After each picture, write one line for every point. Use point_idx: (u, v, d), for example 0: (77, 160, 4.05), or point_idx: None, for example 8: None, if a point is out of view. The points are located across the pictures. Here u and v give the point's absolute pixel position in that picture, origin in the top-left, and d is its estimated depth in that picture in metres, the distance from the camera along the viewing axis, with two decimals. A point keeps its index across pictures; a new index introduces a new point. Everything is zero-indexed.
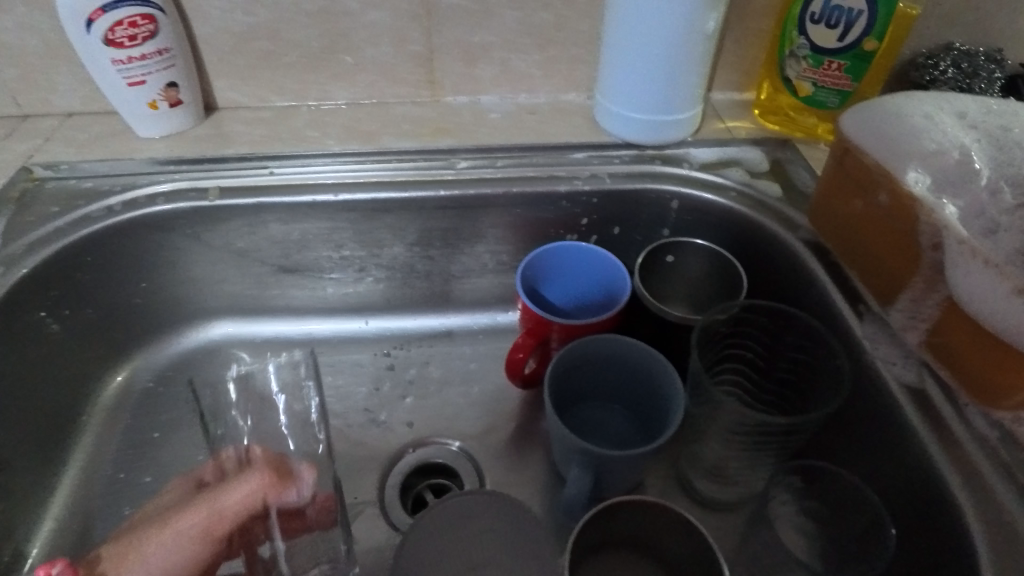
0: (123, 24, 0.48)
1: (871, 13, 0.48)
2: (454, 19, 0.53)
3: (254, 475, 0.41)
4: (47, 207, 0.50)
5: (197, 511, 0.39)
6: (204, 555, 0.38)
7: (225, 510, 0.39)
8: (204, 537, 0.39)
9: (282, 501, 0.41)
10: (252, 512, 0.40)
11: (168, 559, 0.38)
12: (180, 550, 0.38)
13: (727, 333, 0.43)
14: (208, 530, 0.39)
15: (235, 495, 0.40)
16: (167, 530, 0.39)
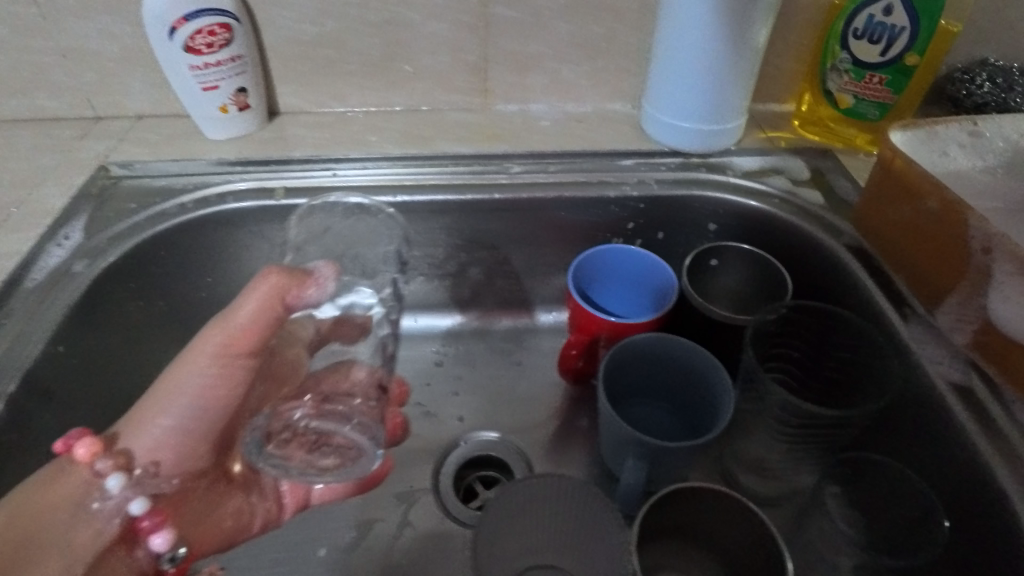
0: (203, 32, 0.50)
1: (912, 29, 0.51)
2: (509, 31, 0.56)
3: (260, 276, 0.41)
4: (125, 203, 0.53)
5: (213, 325, 0.41)
6: (235, 368, 0.42)
7: (240, 320, 0.41)
8: (226, 349, 0.41)
9: (301, 296, 0.42)
10: (271, 314, 0.41)
11: (197, 384, 0.41)
12: (206, 370, 0.41)
13: (777, 332, 0.45)
14: (230, 342, 0.41)
15: (247, 299, 0.41)
16: (189, 355, 0.41)
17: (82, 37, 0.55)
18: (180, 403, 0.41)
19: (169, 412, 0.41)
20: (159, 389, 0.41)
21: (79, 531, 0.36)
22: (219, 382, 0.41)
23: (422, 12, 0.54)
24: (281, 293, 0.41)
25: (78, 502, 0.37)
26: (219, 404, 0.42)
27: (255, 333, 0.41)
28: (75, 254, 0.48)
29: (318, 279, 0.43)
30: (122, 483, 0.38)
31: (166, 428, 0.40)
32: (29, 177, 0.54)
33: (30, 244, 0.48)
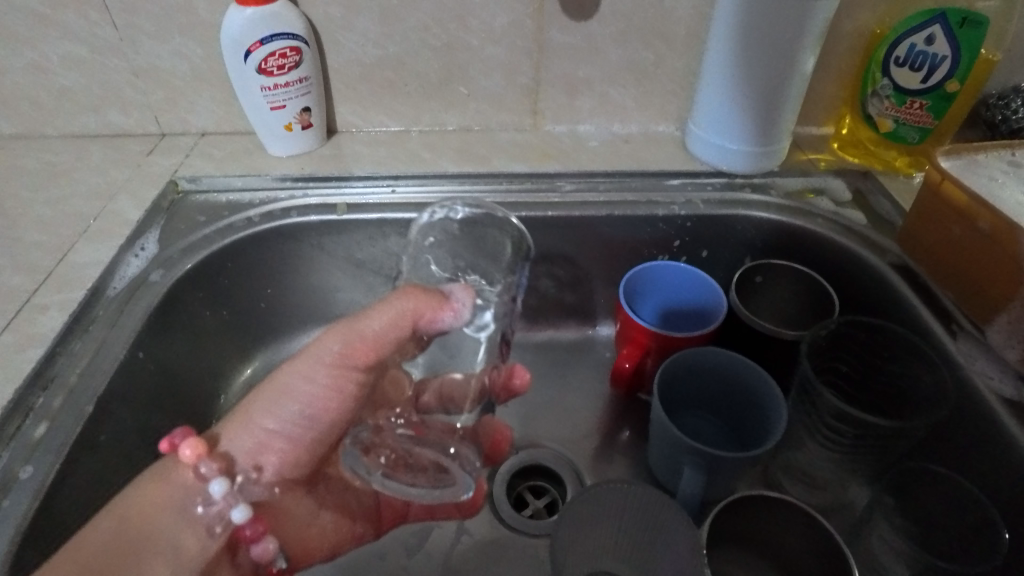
0: (275, 55, 0.53)
1: (954, 57, 0.53)
2: (563, 55, 0.58)
3: (402, 292, 0.37)
4: (195, 216, 0.55)
5: (336, 330, 0.38)
6: (347, 381, 0.39)
7: (369, 332, 0.38)
8: (346, 359, 0.38)
9: (433, 322, 0.38)
10: (402, 332, 0.38)
11: (309, 391, 0.39)
12: (320, 378, 0.39)
13: (827, 347, 0.47)
14: (351, 352, 0.38)
15: (382, 313, 0.37)
16: (307, 359, 0.38)
17: (156, 57, 0.57)
18: (291, 407, 0.39)
19: (284, 416, 0.39)
20: (273, 387, 0.39)
21: (183, 537, 0.36)
22: (332, 393, 0.39)
23: (481, 37, 0.57)
24: (417, 315, 0.37)
25: (181, 505, 0.37)
26: (327, 414, 0.40)
27: (378, 350, 0.38)
28: (150, 263, 0.50)
29: (454, 306, 0.38)
30: (225, 490, 0.37)
31: (276, 432, 0.40)
32: (103, 190, 0.56)
33: (110, 253, 0.50)
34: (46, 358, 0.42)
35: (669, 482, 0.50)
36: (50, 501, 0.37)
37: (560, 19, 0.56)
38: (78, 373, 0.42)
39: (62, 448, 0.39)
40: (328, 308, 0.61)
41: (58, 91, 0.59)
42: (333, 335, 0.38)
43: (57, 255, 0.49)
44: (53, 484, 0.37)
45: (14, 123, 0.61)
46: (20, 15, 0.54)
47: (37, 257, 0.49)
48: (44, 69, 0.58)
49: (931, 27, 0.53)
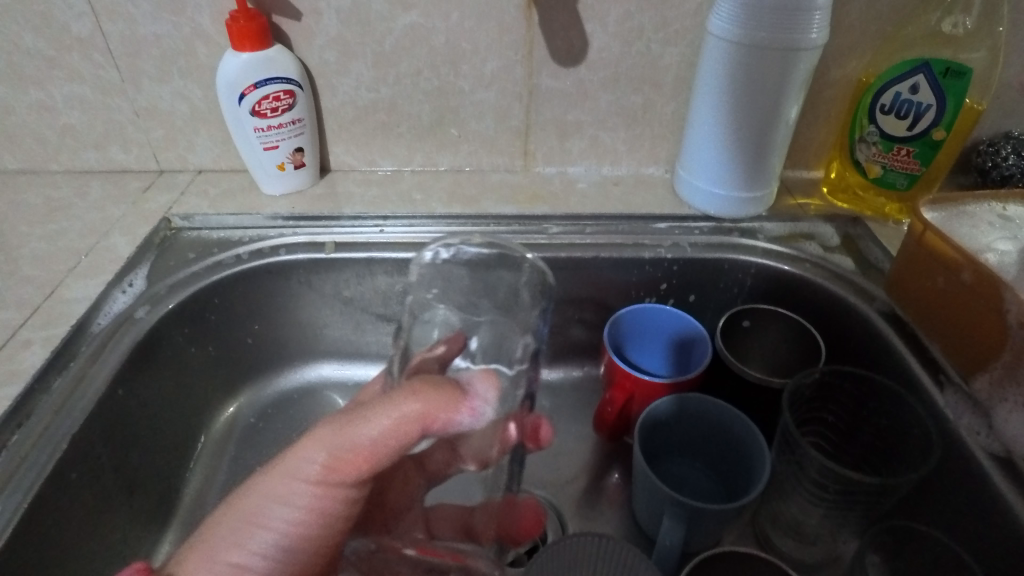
0: (269, 98, 0.55)
1: (939, 106, 0.53)
2: (552, 100, 0.60)
3: (407, 393, 0.32)
4: (186, 253, 0.56)
5: (315, 441, 0.33)
6: (338, 491, 0.33)
7: (364, 440, 0.32)
8: (332, 474, 0.32)
9: (453, 423, 0.32)
10: (407, 439, 0.32)
11: (285, 512, 0.33)
12: (297, 498, 0.33)
13: (812, 396, 0.46)
14: (339, 467, 0.32)
15: (383, 419, 0.32)
16: (282, 476, 0.33)
17: (156, 98, 0.59)
18: (269, 534, 0.33)
19: (256, 546, 0.32)
20: (242, 509, 0.33)
21: None
22: (314, 513, 0.33)
23: (472, 81, 0.58)
24: (427, 418, 0.32)
25: None
26: (310, 538, 0.34)
27: (376, 460, 0.32)
28: (137, 300, 0.51)
29: (474, 404, 0.33)
30: None
31: (248, 563, 0.32)
32: (98, 226, 0.57)
33: (98, 290, 0.50)
34: (24, 394, 0.42)
35: (652, 531, 0.48)
36: (16, 542, 0.37)
37: (550, 65, 0.57)
38: (54, 411, 0.42)
39: (31, 487, 0.38)
40: (316, 346, 0.61)
41: (62, 128, 0.61)
42: (313, 447, 0.32)
43: (46, 290, 0.50)
44: (19, 524, 0.37)
45: (19, 159, 0.63)
46: (28, 57, 0.56)
47: (27, 292, 0.50)
48: (49, 108, 0.60)
49: (915, 76, 0.52)
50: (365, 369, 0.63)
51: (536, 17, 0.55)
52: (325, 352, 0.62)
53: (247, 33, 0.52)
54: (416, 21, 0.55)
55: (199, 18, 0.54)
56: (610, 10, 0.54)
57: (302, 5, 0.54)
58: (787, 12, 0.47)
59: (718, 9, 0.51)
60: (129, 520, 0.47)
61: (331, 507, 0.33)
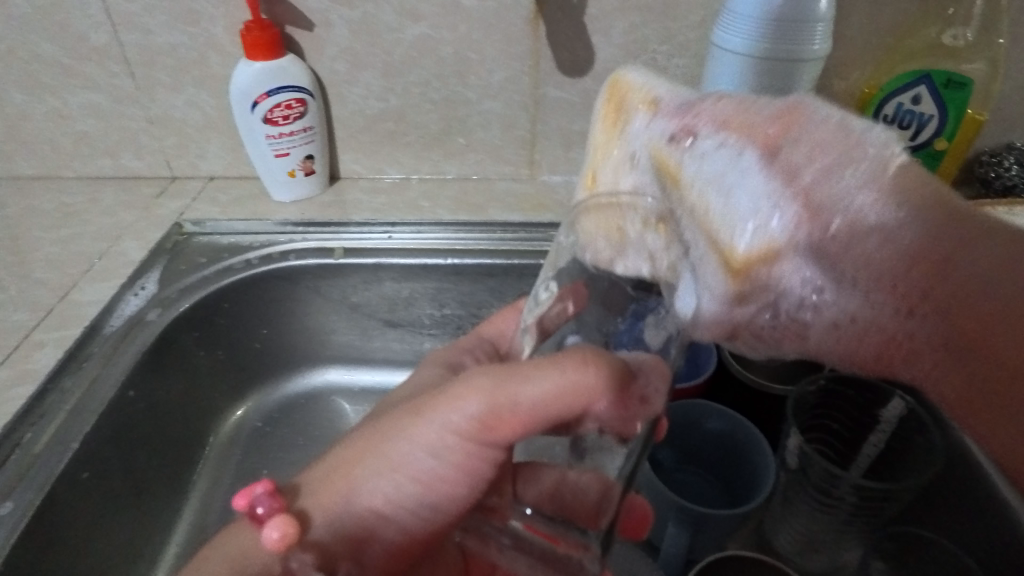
0: (281, 106, 0.56)
1: (941, 117, 0.54)
2: (558, 110, 0.61)
3: (576, 362, 0.26)
4: (196, 257, 0.56)
5: (474, 388, 0.29)
6: (486, 449, 0.30)
7: (523, 401, 0.27)
8: (486, 428, 0.29)
9: (617, 414, 0.25)
10: (567, 412, 0.26)
11: (433, 455, 0.30)
12: (446, 447, 0.30)
13: (817, 403, 0.46)
14: (493, 424, 0.28)
15: (546, 381, 0.26)
16: (438, 422, 0.30)
17: (169, 107, 0.60)
18: (412, 480, 0.31)
19: (399, 485, 0.31)
20: (385, 450, 0.31)
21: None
22: (460, 469, 0.30)
23: (479, 91, 0.59)
24: (587, 400, 0.25)
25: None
26: (452, 492, 0.31)
27: (526, 424, 0.28)
28: (148, 303, 0.52)
29: (645, 395, 0.25)
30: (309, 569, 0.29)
31: (395, 501, 0.31)
32: (111, 231, 0.58)
33: (109, 293, 0.51)
34: (38, 394, 0.43)
35: (656, 539, 0.48)
36: (27, 538, 0.37)
37: (555, 76, 0.58)
38: (67, 411, 0.43)
39: (43, 485, 0.39)
40: (324, 351, 0.62)
41: (77, 136, 0.62)
42: (471, 394, 0.29)
43: (59, 293, 0.51)
44: (31, 521, 0.38)
45: (34, 165, 0.64)
46: (46, 67, 0.58)
47: (40, 295, 0.51)
48: (64, 116, 0.61)
49: (915, 87, 0.53)
50: (371, 375, 0.63)
51: (541, 29, 0.56)
52: (332, 357, 0.63)
53: (260, 43, 0.53)
54: (425, 32, 0.56)
55: (213, 28, 0.56)
56: (615, 21, 0.55)
57: (313, 16, 0.55)
58: (790, 24, 0.48)
59: (721, 22, 0.51)
60: (137, 521, 0.47)
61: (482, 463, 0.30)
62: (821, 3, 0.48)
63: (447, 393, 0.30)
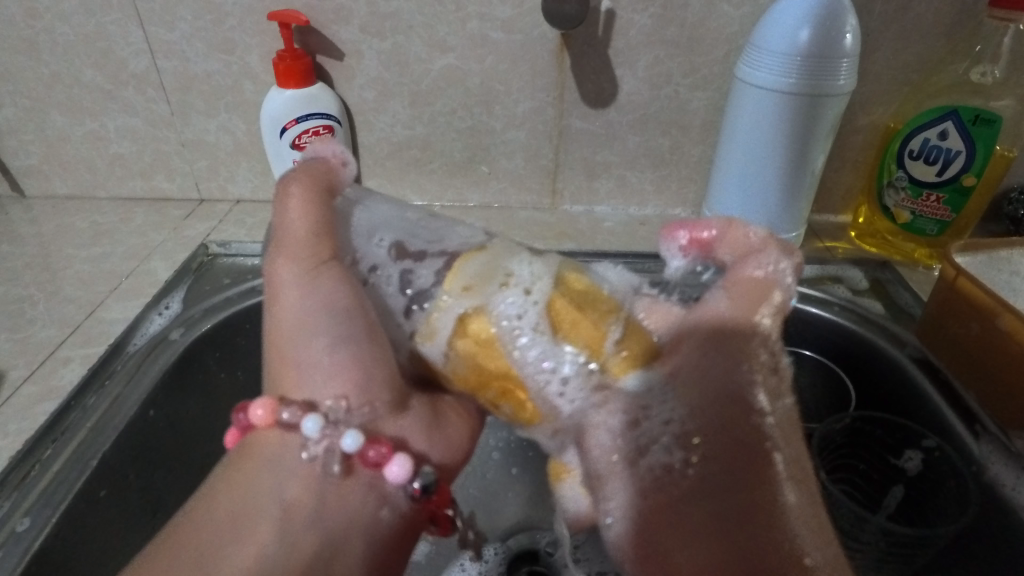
0: (309, 132, 0.57)
1: (968, 153, 0.53)
2: (581, 140, 0.61)
3: (293, 197, 0.39)
4: (220, 279, 0.57)
5: (293, 303, 0.37)
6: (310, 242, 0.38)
7: (294, 219, 0.38)
8: (345, 304, 0.36)
9: (298, 202, 0.38)
10: (312, 224, 0.38)
11: (300, 496, 0.34)
12: (333, 308, 0.36)
13: (843, 442, 0.48)
14: (314, 232, 0.38)
15: (295, 208, 0.38)
16: (290, 324, 0.37)
17: (202, 132, 0.62)
18: (322, 370, 0.36)
19: (316, 384, 0.36)
20: (295, 327, 0.37)
21: (296, 486, 0.35)
22: (355, 355, 0.36)
23: (504, 121, 0.60)
24: (285, 197, 0.39)
25: (273, 464, 0.35)
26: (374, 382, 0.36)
27: (302, 236, 0.38)
28: (173, 322, 0.52)
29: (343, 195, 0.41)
30: (320, 425, 0.34)
31: (322, 369, 0.36)
32: (139, 251, 0.59)
33: (136, 312, 0.52)
34: (61, 410, 0.43)
35: None
36: (43, 556, 0.37)
37: (579, 107, 0.59)
38: (88, 428, 0.43)
39: (62, 501, 0.39)
40: None
41: (112, 157, 0.64)
42: (291, 282, 0.37)
43: (86, 310, 0.52)
44: (49, 538, 0.38)
45: (68, 185, 0.66)
46: (86, 90, 0.60)
47: (69, 312, 0.52)
48: (101, 138, 0.63)
49: (942, 123, 0.52)
50: None
51: (566, 61, 0.56)
52: None
53: (292, 71, 0.55)
54: (452, 63, 0.57)
55: (248, 56, 0.57)
56: (639, 55, 0.56)
57: (345, 47, 0.56)
58: (815, 61, 0.48)
59: (747, 57, 0.52)
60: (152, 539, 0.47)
61: (353, 340, 0.36)
62: (848, 39, 0.48)
63: (286, 296, 0.37)
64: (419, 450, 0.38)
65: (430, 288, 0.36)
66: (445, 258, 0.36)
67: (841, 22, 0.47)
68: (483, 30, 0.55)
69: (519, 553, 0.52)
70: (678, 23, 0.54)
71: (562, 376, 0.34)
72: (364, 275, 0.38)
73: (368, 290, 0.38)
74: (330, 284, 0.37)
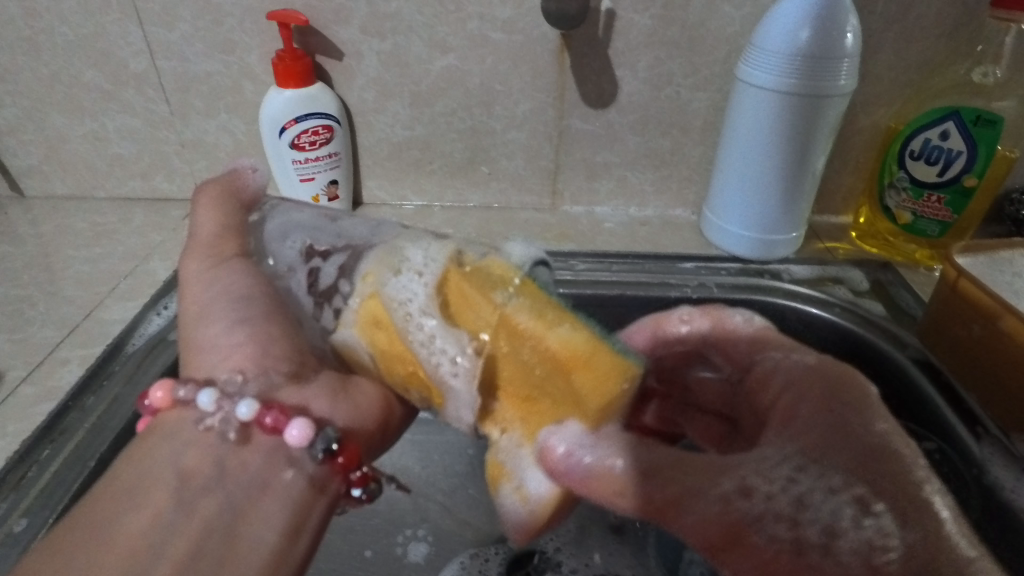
0: (308, 132, 0.57)
1: (970, 153, 0.52)
2: (581, 141, 0.61)
3: (206, 205, 0.42)
4: None
5: (201, 290, 0.40)
6: (225, 242, 0.41)
7: (207, 221, 0.41)
8: (249, 287, 0.39)
9: (214, 207, 0.42)
10: (222, 224, 0.41)
11: (199, 464, 0.34)
12: (232, 293, 0.39)
13: None
14: (230, 232, 0.41)
15: (208, 211, 0.42)
16: (197, 312, 0.39)
17: (202, 132, 0.62)
18: (224, 347, 0.38)
19: (219, 364, 0.38)
20: (196, 316, 0.39)
21: (193, 455, 0.34)
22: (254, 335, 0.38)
23: (504, 122, 0.60)
24: (203, 205, 0.42)
25: (175, 436, 0.35)
26: (269, 356, 0.38)
27: (211, 236, 0.41)
28: (171, 324, 0.51)
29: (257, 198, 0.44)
30: (215, 397, 0.35)
31: (228, 349, 0.38)
32: (138, 252, 0.59)
33: (134, 313, 0.52)
34: (59, 411, 0.43)
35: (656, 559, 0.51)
36: None
37: (579, 108, 0.59)
38: (86, 429, 0.43)
39: (60, 502, 0.39)
40: None
41: (111, 158, 0.64)
42: (202, 274, 0.40)
43: (86, 310, 0.52)
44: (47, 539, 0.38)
45: (68, 185, 0.66)
46: (86, 90, 0.60)
47: (68, 312, 0.52)
48: (101, 138, 0.63)
49: (944, 124, 0.52)
50: None
51: (567, 61, 0.56)
52: None
53: (292, 72, 0.54)
54: (452, 63, 0.57)
55: (248, 57, 0.57)
56: (639, 56, 0.56)
57: (345, 47, 0.56)
58: (815, 61, 0.48)
59: (747, 57, 0.52)
60: None
61: (250, 320, 0.38)
62: (848, 40, 0.48)
63: (200, 287, 0.40)
64: (321, 413, 0.38)
65: (333, 284, 0.38)
66: (348, 252, 0.38)
67: (841, 22, 0.47)
68: (483, 31, 0.55)
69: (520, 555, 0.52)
70: (679, 23, 0.54)
71: (451, 358, 0.33)
72: (278, 269, 0.41)
73: (279, 286, 0.41)
74: (234, 273, 0.40)
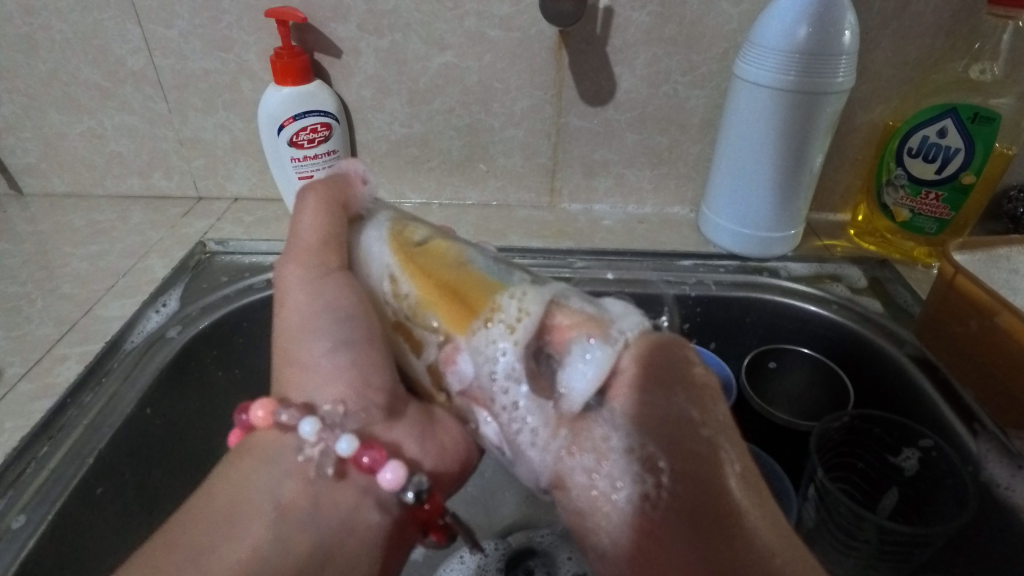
0: (307, 130, 0.57)
1: (968, 151, 0.52)
2: (578, 138, 0.61)
3: (310, 207, 0.41)
4: (218, 276, 0.57)
5: (294, 304, 0.39)
6: (322, 250, 0.40)
7: (305, 228, 0.40)
8: (354, 309, 0.38)
9: (313, 212, 0.40)
10: (323, 231, 0.40)
11: (296, 497, 0.34)
12: (332, 313, 0.38)
13: (840, 440, 0.47)
14: (331, 239, 0.40)
15: (310, 218, 0.40)
16: (298, 328, 0.39)
17: (200, 130, 0.62)
18: (325, 375, 0.37)
19: (319, 389, 0.37)
20: (297, 336, 0.39)
21: (292, 487, 0.35)
22: (354, 364, 0.38)
23: (502, 119, 0.60)
24: (303, 209, 0.41)
25: (272, 460, 0.36)
26: (368, 388, 0.38)
27: (313, 245, 0.40)
28: (169, 320, 0.52)
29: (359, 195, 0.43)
30: (318, 429, 0.35)
31: (332, 376, 0.37)
32: (136, 250, 0.59)
33: (133, 310, 0.52)
34: (56, 408, 0.43)
35: None
36: (38, 555, 0.37)
37: (577, 105, 0.59)
38: (84, 426, 0.43)
39: (58, 500, 0.39)
40: None
41: (109, 155, 0.64)
42: (302, 284, 0.39)
43: (84, 308, 0.52)
44: (43, 536, 0.38)
45: (66, 183, 0.66)
46: (84, 88, 0.60)
47: (66, 310, 0.52)
48: (99, 136, 0.63)
49: (942, 121, 0.52)
50: None
51: (565, 58, 0.56)
52: None
53: (290, 69, 0.54)
54: (450, 61, 0.57)
55: (246, 54, 0.57)
56: (637, 53, 0.56)
57: (343, 44, 0.56)
58: (813, 57, 0.48)
59: (745, 55, 0.52)
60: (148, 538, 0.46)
61: (356, 344, 0.38)
62: (846, 37, 0.48)
63: (300, 297, 0.39)
64: (412, 456, 0.38)
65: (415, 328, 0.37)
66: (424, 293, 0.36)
67: (839, 19, 0.47)
68: (481, 28, 0.55)
69: (518, 550, 0.52)
70: (676, 20, 0.54)
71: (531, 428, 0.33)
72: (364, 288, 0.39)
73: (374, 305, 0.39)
74: (335, 289, 0.39)
